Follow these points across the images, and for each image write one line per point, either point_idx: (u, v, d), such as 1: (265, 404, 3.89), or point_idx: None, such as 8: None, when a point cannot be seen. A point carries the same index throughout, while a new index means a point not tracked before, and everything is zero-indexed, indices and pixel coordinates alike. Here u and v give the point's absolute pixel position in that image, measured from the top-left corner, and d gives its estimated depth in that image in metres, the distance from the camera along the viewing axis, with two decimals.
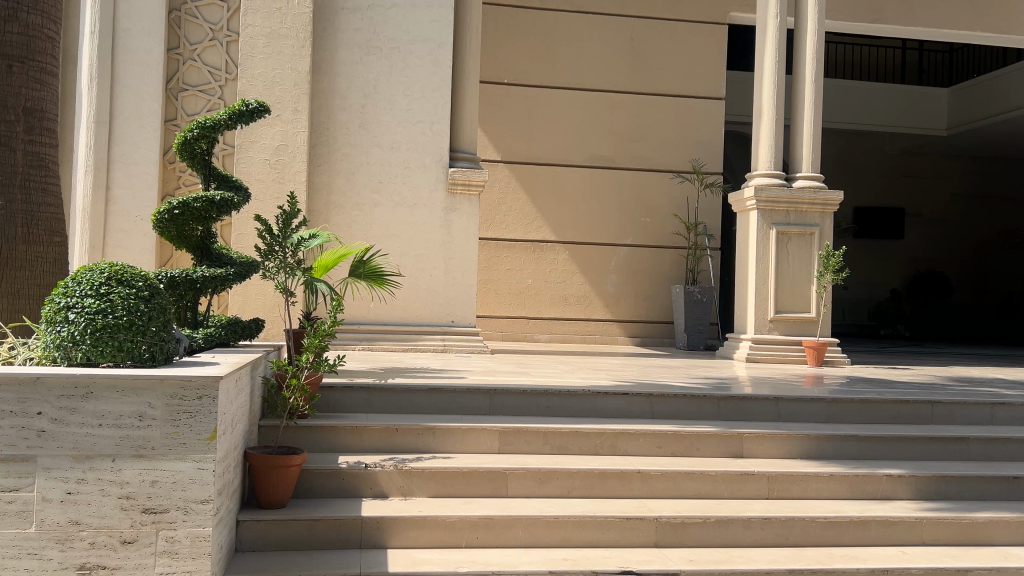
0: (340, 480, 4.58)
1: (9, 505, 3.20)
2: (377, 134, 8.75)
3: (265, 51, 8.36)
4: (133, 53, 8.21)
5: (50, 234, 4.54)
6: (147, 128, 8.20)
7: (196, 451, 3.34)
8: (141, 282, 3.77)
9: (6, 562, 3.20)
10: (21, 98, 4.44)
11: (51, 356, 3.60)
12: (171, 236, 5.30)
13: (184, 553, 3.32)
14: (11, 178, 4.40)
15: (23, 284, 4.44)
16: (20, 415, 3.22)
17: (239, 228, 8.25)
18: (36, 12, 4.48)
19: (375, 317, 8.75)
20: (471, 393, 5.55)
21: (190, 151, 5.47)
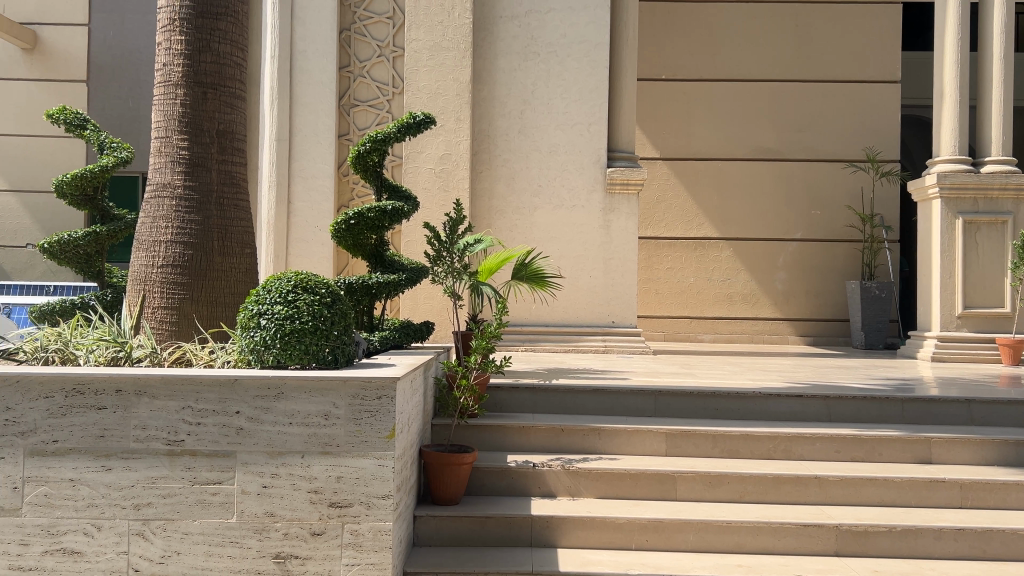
0: (509, 479, 4.68)
1: (213, 496, 3.49)
2: (537, 138, 8.87)
3: (429, 63, 8.65)
4: (308, 73, 8.74)
5: (242, 246, 4.91)
6: (322, 144, 8.70)
7: (377, 449, 3.50)
8: (324, 289, 4.00)
9: (212, 548, 3.49)
10: (215, 122, 4.82)
11: (246, 359, 3.90)
12: (348, 245, 5.58)
13: (367, 545, 3.49)
14: (208, 196, 4.77)
15: (221, 293, 4.79)
16: (221, 414, 3.49)
17: (408, 235, 8.61)
18: (226, 42, 4.87)
19: (539, 318, 8.87)
20: (636, 395, 5.51)
21: (363, 163, 5.71)
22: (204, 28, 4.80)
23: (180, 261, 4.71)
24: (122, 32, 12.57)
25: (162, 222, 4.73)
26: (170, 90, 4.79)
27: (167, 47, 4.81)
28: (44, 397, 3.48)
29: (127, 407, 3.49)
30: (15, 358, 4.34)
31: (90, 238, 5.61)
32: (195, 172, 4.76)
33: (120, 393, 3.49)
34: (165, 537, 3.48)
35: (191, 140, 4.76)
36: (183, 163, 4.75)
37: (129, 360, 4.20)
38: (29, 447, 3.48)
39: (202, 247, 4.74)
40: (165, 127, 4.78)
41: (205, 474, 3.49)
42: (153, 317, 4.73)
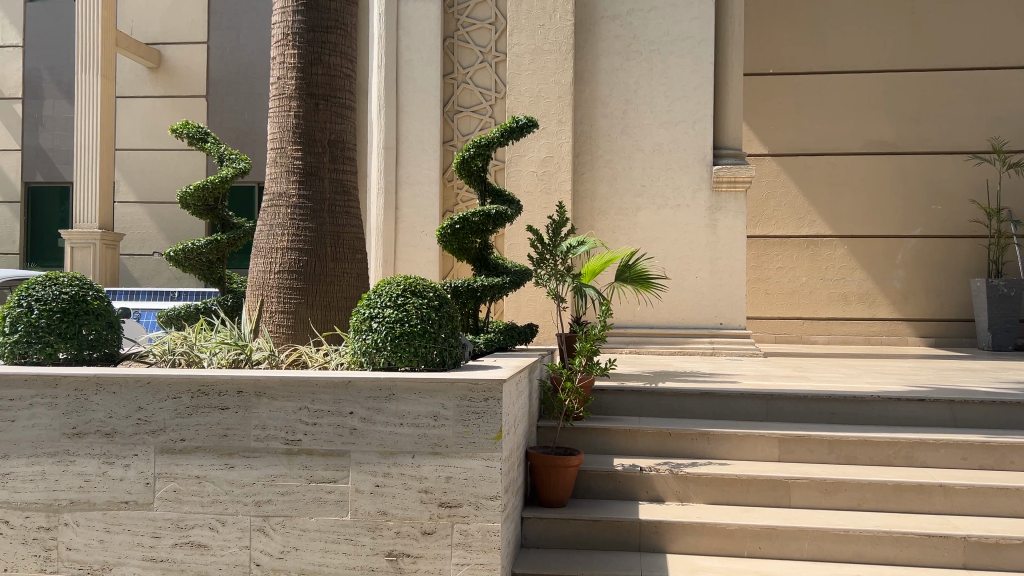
0: (617, 482, 4.65)
1: (329, 494, 3.60)
2: (640, 138, 8.79)
3: (531, 67, 8.70)
4: (413, 81, 8.92)
5: (353, 252, 5.05)
6: (428, 150, 8.87)
7: (485, 450, 3.53)
8: (432, 293, 4.09)
9: (328, 545, 3.60)
10: (327, 132, 4.99)
11: (359, 361, 4.00)
12: (453, 249, 5.66)
13: (476, 545, 3.53)
14: (321, 204, 4.93)
15: (335, 298, 4.94)
16: (336, 414, 3.61)
17: (511, 238, 8.69)
18: (337, 54, 5.03)
19: (643, 320, 8.78)
20: (746, 399, 5.37)
21: (468, 168, 5.79)
22: (316, 42, 4.97)
23: (296, 268, 4.89)
24: (237, 48, 13.14)
25: (279, 230, 4.93)
26: (284, 102, 4.98)
27: (281, 61, 5.01)
28: (172, 398, 3.67)
29: (247, 407, 3.65)
30: (145, 361, 4.59)
31: (212, 245, 5.87)
32: (308, 181, 4.93)
33: (242, 394, 3.65)
34: (284, 533, 3.62)
35: (304, 151, 4.94)
36: (297, 172, 4.93)
37: (249, 362, 4.38)
38: (159, 445, 3.68)
39: (316, 253, 4.91)
40: (280, 139, 4.98)
41: (321, 472, 3.61)
42: (271, 322, 4.92)
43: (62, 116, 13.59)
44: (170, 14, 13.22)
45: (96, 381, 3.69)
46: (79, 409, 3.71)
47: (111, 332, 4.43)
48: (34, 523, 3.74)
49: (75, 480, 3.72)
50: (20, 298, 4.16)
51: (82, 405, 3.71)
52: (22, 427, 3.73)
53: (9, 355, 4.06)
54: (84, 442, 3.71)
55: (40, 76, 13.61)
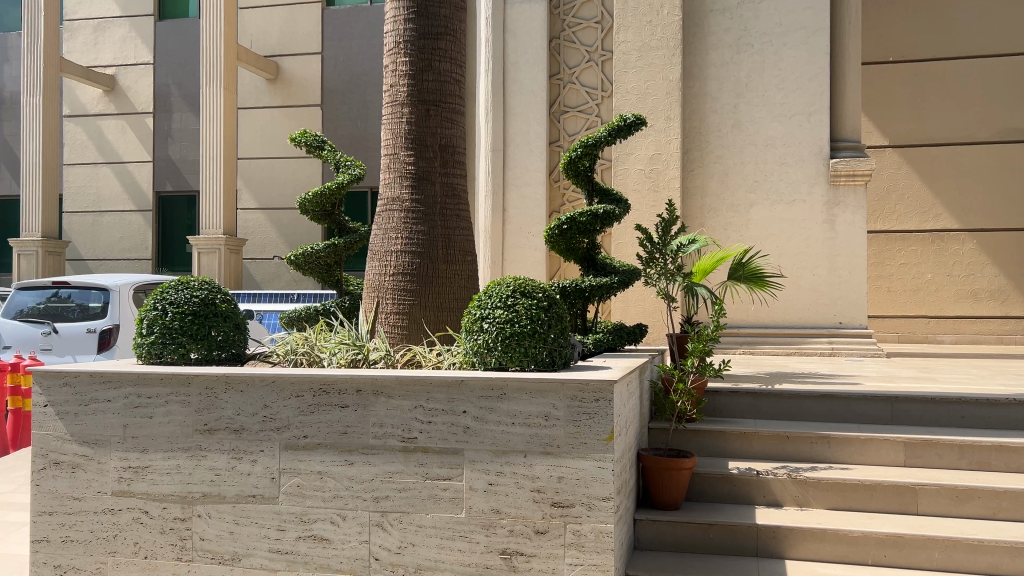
0: (732, 486, 4.55)
1: (444, 492, 3.67)
2: (752, 132, 8.57)
3: (638, 65, 8.61)
4: (520, 83, 8.99)
5: (464, 254, 5.12)
6: (535, 152, 8.92)
7: (597, 450, 3.52)
8: (542, 294, 4.11)
9: (444, 542, 3.67)
10: (438, 137, 5.09)
11: (471, 361, 4.06)
12: (561, 249, 5.67)
13: (590, 546, 3.52)
14: (433, 208, 5.04)
15: (447, 299, 5.03)
16: (449, 413, 3.68)
17: (620, 237, 8.64)
18: (446, 59, 5.13)
19: (758, 320, 8.56)
20: (869, 401, 5.16)
21: (575, 169, 5.78)
22: (427, 50, 5.08)
23: (409, 269, 5.00)
24: (350, 57, 13.55)
25: (393, 233, 5.05)
26: (397, 109, 5.11)
27: (394, 69, 5.15)
28: (295, 396, 3.83)
29: (366, 406, 3.76)
30: (268, 360, 4.79)
31: (330, 249, 6.09)
32: (420, 185, 5.04)
33: (361, 393, 3.76)
34: (401, 529, 3.71)
35: (416, 156, 5.05)
36: (410, 177, 5.05)
37: (367, 362, 4.51)
38: (283, 441, 3.84)
39: (428, 256, 5.01)
40: (394, 145, 5.11)
41: (437, 470, 3.68)
42: (386, 322, 5.04)
43: (189, 128, 14.35)
44: (286, 27, 13.77)
45: (226, 381, 3.89)
46: (210, 407, 3.91)
47: (237, 332, 4.64)
48: (170, 514, 3.95)
49: (207, 474, 3.92)
50: (156, 301, 4.44)
51: (212, 403, 3.91)
52: (159, 423, 3.96)
53: (146, 355, 4.31)
54: (215, 438, 3.91)
55: (169, 91, 14.41)
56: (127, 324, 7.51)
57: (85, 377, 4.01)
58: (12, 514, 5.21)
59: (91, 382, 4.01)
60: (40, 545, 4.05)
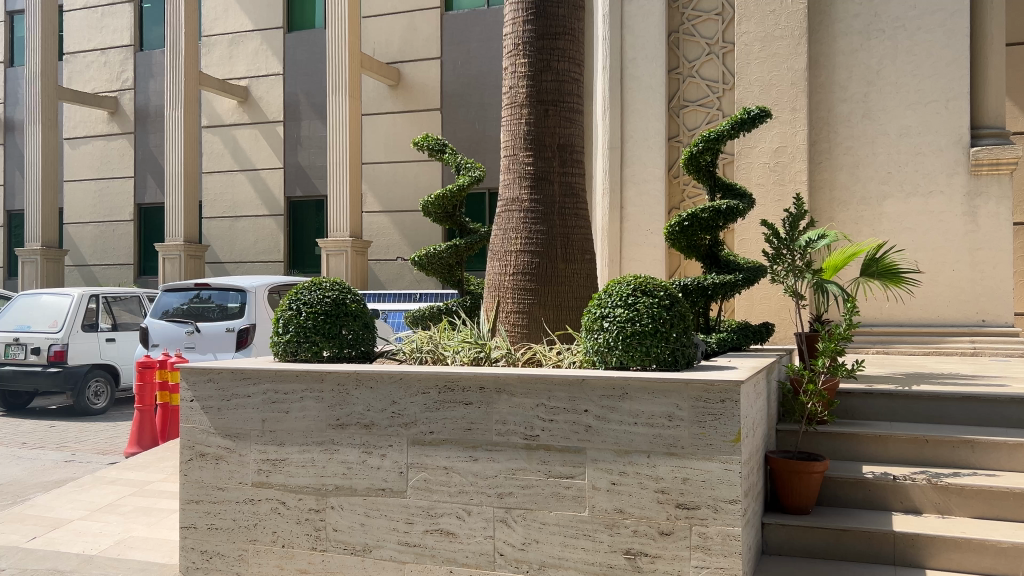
0: (866, 491, 4.36)
1: (567, 490, 3.68)
2: (884, 122, 8.19)
3: (761, 55, 8.37)
4: (638, 79, 8.90)
5: (583, 253, 5.11)
6: (654, 148, 8.81)
7: (722, 452, 3.45)
8: (663, 292, 4.05)
9: (567, 540, 3.68)
10: (556, 137, 5.10)
11: (592, 360, 4.05)
12: (682, 246, 5.58)
13: (716, 549, 3.46)
14: (552, 208, 5.06)
15: (567, 299, 5.03)
16: (571, 411, 3.69)
17: (743, 233, 8.43)
18: (565, 59, 5.14)
19: (892, 318, 8.18)
20: (1019, 405, 4.84)
21: (696, 164, 5.68)
22: (546, 50, 5.11)
23: (529, 269, 5.03)
24: (468, 60, 13.77)
25: (513, 233, 5.10)
26: (516, 111, 5.16)
27: (513, 71, 5.20)
28: (422, 393, 3.93)
29: (489, 403, 3.82)
30: (395, 358, 4.92)
31: (452, 250, 6.23)
32: (539, 185, 5.07)
33: (484, 390, 3.83)
34: (525, 525, 3.75)
35: (535, 156, 5.09)
36: (529, 177, 5.08)
37: (489, 360, 4.55)
38: (411, 436, 3.95)
39: (548, 255, 5.02)
40: (513, 146, 5.17)
41: (559, 468, 3.70)
42: (507, 322, 5.09)
43: (316, 135, 14.93)
44: (407, 33, 14.13)
45: (356, 378, 4.03)
46: (342, 403, 4.07)
47: (367, 331, 4.80)
48: (306, 505, 4.13)
49: (340, 467, 4.07)
50: (292, 302, 4.68)
51: (344, 399, 4.07)
52: (295, 418, 4.15)
53: (283, 353, 4.53)
54: (346, 433, 4.06)
55: (297, 100, 15.04)
56: (262, 322, 7.91)
57: (227, 374, 4.25)
58: (163, 501, 5.58)
59: (233, 379, 4.24)
60: (189, 531, 4.32)
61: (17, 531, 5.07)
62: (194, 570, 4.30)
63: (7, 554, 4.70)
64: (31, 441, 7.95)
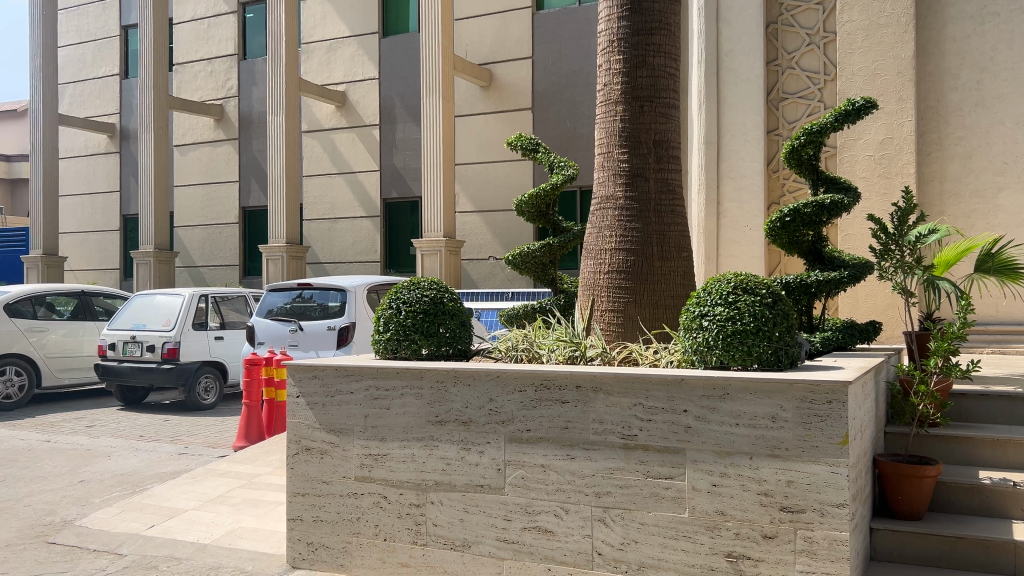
0: (983, 497, 4.16)
1: (666, 491, 3.64)
2: (999, 110, 7.79)
3: (864, 44, 8.10)
4: (734, 72, 8.73)
5: (679, 251, 5.04)
6: (752, 141, 8.61)
7: (829, 455, 3.35)
8: (765, 290, 3.95)
9: (667, 541, 3.63)
10: (652, 133, 5.05)
11: (690, 360, 3.99)
12: (783, 243, 5.45)
13: (822, 554, 3.36)
14: (647, 205, 5.00)
15: (663, 297, 4.97)
16: (670, 411, 3.64)
17: (846, 229, 8.16)
18: (660, 54, 5.08)
19: (1008, 316, 7.78)
20: None
21: (798, 158, 5.54)
22: (641, 46, 5.07)
23: (624, 267, 4.99)
24: (560, 59, 13.77)
25: (608, 231, 5.07)
26: (611, 108, 5.14)
27: (608, 68, 5.18)
28: (518, 391, 3.95)
29: (586, 402, 3.81)
30: (492, 356, 4.96)
31: (545, 249, 6.24)
32: (635, 182, 5.02)
33: (581, 389, 3.82)
34: (624, 525, 3.72)
35: (630, 152, 5.04)
36: (624, 174, 5.05)
37: (584, 358, 4.52)
38: (508, 434, 3.98)
39: (644, 253, 4.97)
40: (608, 143, 5.14)
41: (658, 468, 3.66)
42: (602, 320, 5.05)
43: (411, 137, 15.19)
44: (499, 34, 14.24)
45: (454, 375, 4.09)
46: (441, 400, 4.13)
47: (463, 329, 4.85)
48: (406, 499, 4.21)
49: (439, 463, 4.14)
50: (391, 301, 4.78)
51: (443, 397, 4.13)
52: (396, 414, 4.24)
53: (383, 350, 4.63)
54: (445, 430, 4.12)
55: (392, 103, 15.35)
56: (361, 321, 8.14)
57: (331, 371, 4.37)
58: (269, 494, 5.79)
59: (336, 375, 4.37)
60: (296, 523, 4.46)
61: (136, 519, 5.34)
62: (300, 561, 4.44)
63: (128, 541, 4.97)
64: (148, 434, 8.37)
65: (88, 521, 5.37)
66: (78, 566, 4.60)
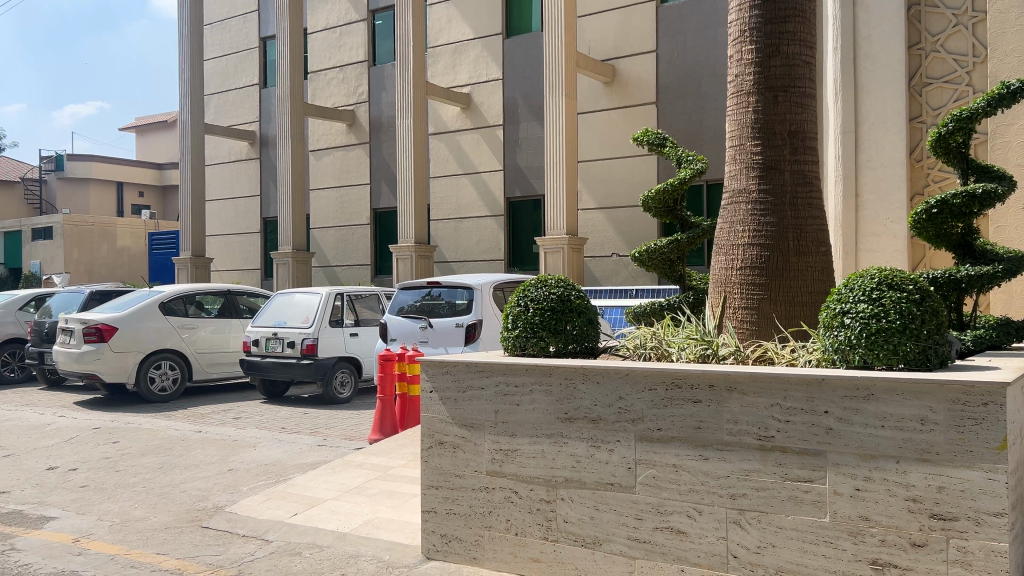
0: None
1: (805, 494, 3.52)
2: None
3: (1017, 24, 8.17)
4: (874, 58, 8.85)
5: (817, 245, 4.86)
6: (893, 129, 8.66)
7: (985, 460, 3.16)
8: (913, 286, 3.75)
9: (807, 546, 3.52)
10: (786, 123, 4.89)
11: (831, 359, 3.84)
12: (929, 236, 5.15)
13: (978, 565, 3.18)
14: (782, 198, 4.85)
15: (801, 294, 4.79)
16: (810, 412, 3.51)
17: (999, 221, 7.77)
18: (795, 41, 4.91)
19: None
20: None
21: (945, 145, 5.22)
22: (774, 34, 4.92)
23: (758, 262, 4.85)
24: (685, 52, 13.51)
25: (740, 226, 4.94)
26: (743, 99, 5.01)
27: (739, 58, 5.06)
28: (649, 390, 3.91)
29: (719, 402, 3.73)
30: (619, 354, 4.93)
31: (673, 245, 6.15)
32: (768, 175, 4.88)
33: (714, 389, 3.74)
34: (760, 528, 3.63)
35: (763, 144, 4.90)
36: (757, 167, 4.91)
37: (716, 357, 4.40)
38: (639, 433, 3.95)
39: (778, 248, 4.82)
40: (739, 135, 5.01)
41: (797, 471, 3.54)
42: (734, 317, 4.93)
43: (534, 136, 15.27)
44: (623, 29, 14.13)
45: (583, 372, 4.09)
46: (570, 397, 4.14)
47: (591, 327, 4.83)
48: (537, 495, 4.25)
49: (569, 460, 4.15)
50: (520, 298, 4.82)
51: (572, 393, 4.14)
52: (526, 410, 4.28)
53: (513, 347, 4.69)
54: (575, 426, 4.13)
55: (516, 103, 15.48)
56: (488, 319, 8.26)
57: (462, 367, 4.46)
58: (404, 486, 5.96)
59: (468, 371, 4.45)
60: (430, 515, 4.58)
61: (281, 507, 5.62)
62: (434, 552, 4.56)
63: (274, 527, 5.24)
64: (289, 426, 8.79)
65: (237, 507, 5.69)
66: (229, 550, 4.89)
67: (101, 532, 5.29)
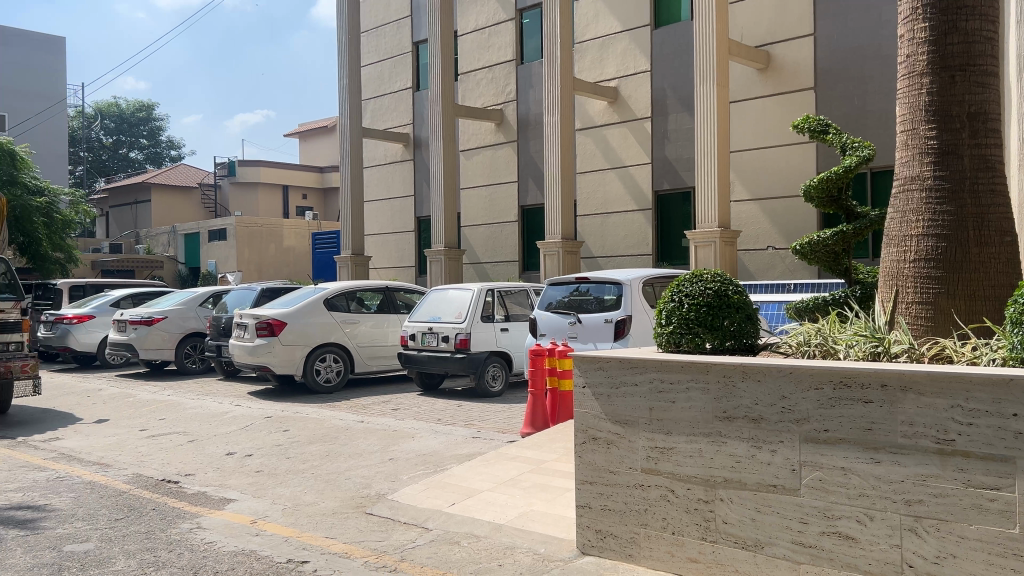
0: None
1: (992, 502, 3.28)
2: None
3: None
4: None
5: (1001, 234, 4.50)
6: None
7: None
8: None
9: (993, 558, 3.28)
10: (965, 105, 4.56)
11: (1020, 357, 3.55)
12: None
13: None
14: (961, 184, 4.52)
15: (982, 287, 4.45)
16: (997, 415, 3.27)
17: None
18: (974, 16, 4.59)
19: None
20: None
21: None
22: (951, 10, 4.61)
23: (934, 254, 4.55)
24: (846, 33, 12.86)
25: (913, 216, 4.65)
26: (915, 81, 4.72)
27: (911, 37, 4.76)
28: (815, 389, 3.75)
29: (893, 403, 3.53)
30: (781, 352, 4.74)
31: (838, 237, 6.11)
32: (945, 161, 4.57)
33: (887, 389, 3.54)
34: (939, 537, 3.41)
35: (939, 128, 4.59)
36: (932, 152, 4.61)
37: (888, 355, 4.14)
38: (803, 433, 3.79)
39: (957, 238, 4.50)
40: (911, 119, 4.72)
41: (982, 478, 3.30)
42: (907, 313, 4.63)
43: (684, 127, 14.97)
44: (778, 13, 13.63)
45: (743, 370, 3.98)
46: (729, 395, 4.03)
47: (751, 324, 4.69)
48: (695, 495, 4.16)
49: (728, 459, 4.04)
50: (673, 294, 4.74)
51: (730, 391, 4.03)
52: (682, 408, 4.20)
53: (666, 343, 4.62)
54: (734, 426, 4.02)
55: (665, 94, 15.22)
56: (638, 314, 8.20)
57: (616, 362, 4.44)
58: (557, 480, 6.00)
59: (621, 367, 4.42)
60: (585, 510, 4.59)
61: (439, 496, 5.79)
62: (589, 547, 4.56)
63: (433, 516, 5.41)
64: (445, 418, 9.03)
65: (399, 495, 5.90)
66: (392, 536, 5.09)
67: (276, 514, 5.63)
